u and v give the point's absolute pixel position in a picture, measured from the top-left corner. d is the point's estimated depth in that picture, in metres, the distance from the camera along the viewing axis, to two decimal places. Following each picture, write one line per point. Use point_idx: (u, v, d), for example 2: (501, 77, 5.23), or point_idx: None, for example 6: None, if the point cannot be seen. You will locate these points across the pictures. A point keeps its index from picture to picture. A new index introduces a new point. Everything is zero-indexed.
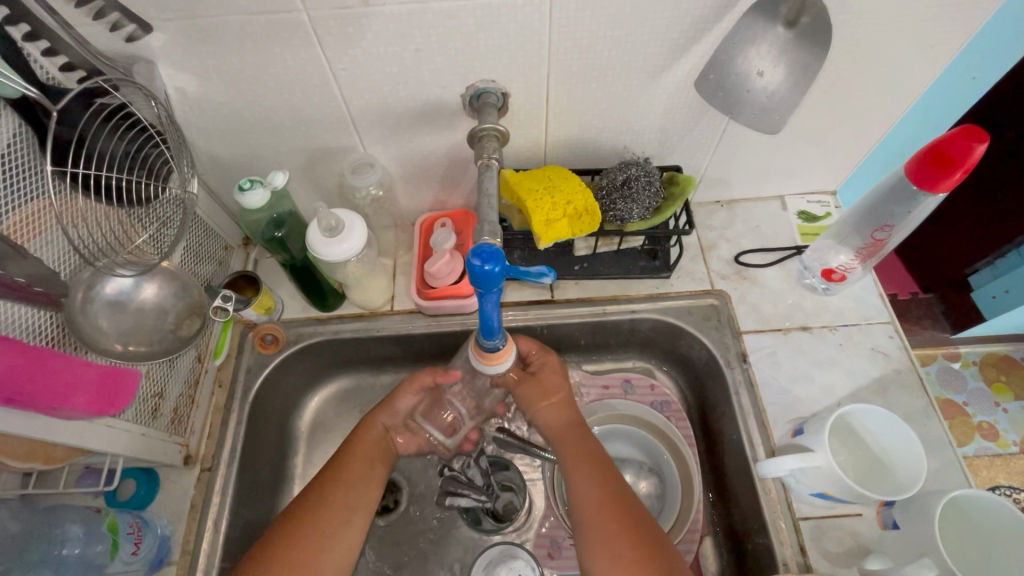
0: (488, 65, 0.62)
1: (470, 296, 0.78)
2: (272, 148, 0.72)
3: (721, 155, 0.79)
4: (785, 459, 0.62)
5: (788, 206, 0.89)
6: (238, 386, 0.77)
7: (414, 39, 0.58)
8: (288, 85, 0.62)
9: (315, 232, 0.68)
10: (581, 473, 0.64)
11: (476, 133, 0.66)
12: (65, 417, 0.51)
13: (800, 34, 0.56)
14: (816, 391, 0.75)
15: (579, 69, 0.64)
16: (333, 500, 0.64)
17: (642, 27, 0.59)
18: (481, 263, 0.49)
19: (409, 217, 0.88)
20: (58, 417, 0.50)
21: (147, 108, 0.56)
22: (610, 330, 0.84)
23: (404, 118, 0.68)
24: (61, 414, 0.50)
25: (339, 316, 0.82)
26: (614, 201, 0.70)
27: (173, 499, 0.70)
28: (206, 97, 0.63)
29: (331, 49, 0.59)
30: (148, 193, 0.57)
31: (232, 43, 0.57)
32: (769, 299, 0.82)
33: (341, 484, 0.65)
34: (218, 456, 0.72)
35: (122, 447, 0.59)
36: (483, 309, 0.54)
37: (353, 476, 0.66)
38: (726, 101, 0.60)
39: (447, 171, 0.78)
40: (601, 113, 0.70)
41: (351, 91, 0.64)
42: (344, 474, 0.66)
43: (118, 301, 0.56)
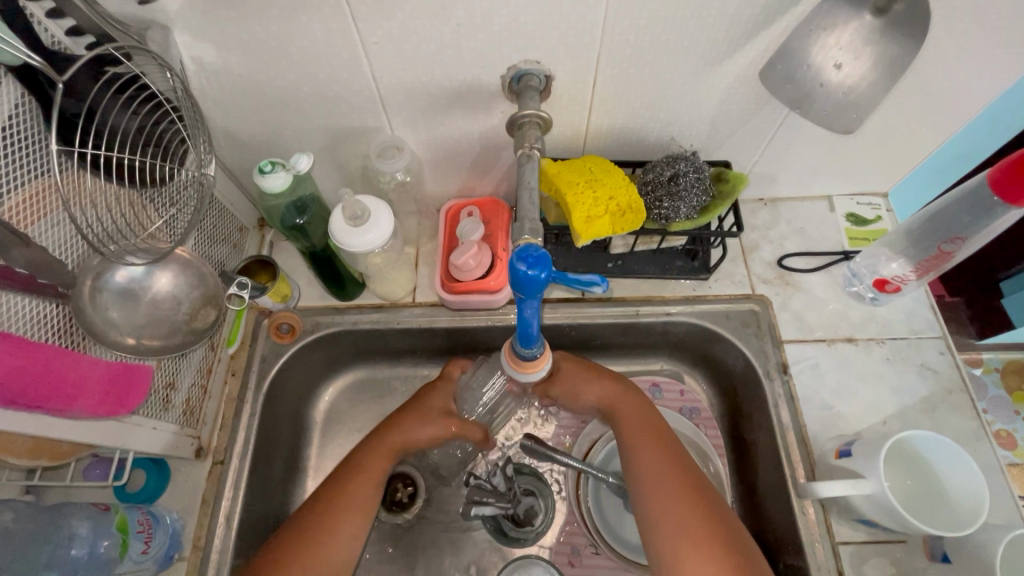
0: (534, 45, 0.57)
1: (497, 292, 0.74)
2: (293, 127, 0.66)
3: (772, 150, 0.73)
4: (832, 483, 0.59)
5: (835, 207, 0.83)
6: (252, 376, 0.73)
7: (455, 13, 0.53)
8: (314, 59, 0.57)
9: (339, 219, 0.63)
10: (644, 448, 0.62)
11: (516, 119, 0.61)
12: (71, 417, 0.48)
13: (891, 22, 0.49)
14: (860, 408, 0.71)
15: (633, 53, 0.58)
16: (342, 508, 0.62)
17: (707, 8, 0.53)
18: (527, 268, 0.45)
19: (433, 203, 0.83)
20: (64, 417, 0.47)
21: (161, 81, 0.51)
22: (641, 332, 0.80)
23: (437, 99, 0.63)
24: (67, 415, 0.47)
25: (359, 306, 0.78)
26: (660, 199, 0.65)
27: (184, 492, 0.67)
28: (225, 69, 0.58)
29: (363, 21, 0.53)
30: (163, 175, 0.52)
31: (256, 10, 0.52)
32: (813, 306, 0.77)
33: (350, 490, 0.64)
34: (231, 449, 0.69)
35: (133, 442, 0.56)
36: (522, 315, 0.50)
37: (362, 483, 0.65)
38: (796, 95, 0.55)
39: (479, 157, 0.73)
40: (650, 101, 0.64)
41: (383, 68, 0.59)
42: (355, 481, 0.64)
43: (130, 290, 0.52)
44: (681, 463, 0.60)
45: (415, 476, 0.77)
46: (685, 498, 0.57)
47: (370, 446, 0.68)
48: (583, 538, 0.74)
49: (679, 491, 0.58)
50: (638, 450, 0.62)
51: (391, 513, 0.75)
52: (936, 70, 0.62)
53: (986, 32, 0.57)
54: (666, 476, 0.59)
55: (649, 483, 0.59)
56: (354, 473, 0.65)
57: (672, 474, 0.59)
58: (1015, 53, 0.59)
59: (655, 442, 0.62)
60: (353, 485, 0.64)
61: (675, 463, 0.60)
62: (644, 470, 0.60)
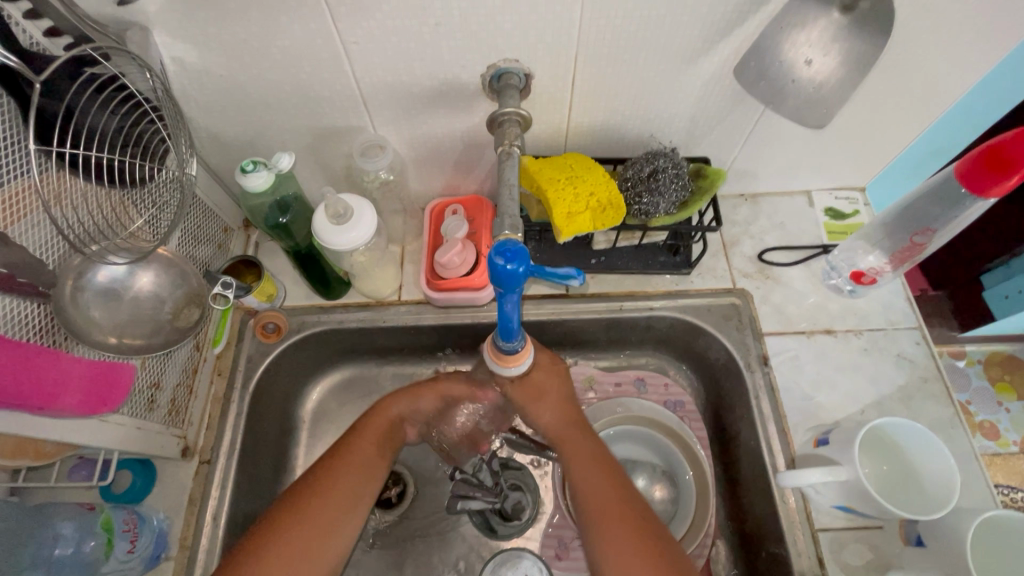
0: (512, 44, 0.57)
1: (482, 289, 0.75)
2: (275, 126, 0.67)
3: (750, 147, 0.74)
4: (809, 471, 0.60)
5: (814, 202, 0.85)
6: (239, 375, 0.74)
7: (433, 12, 0.53)
8: (295, 59, 0.58)
9: (323, 218, 0.64)
10: (586, 476, 0.62)
11: (496, 117, 0.62)
12: (53, 416, 0.48)
13: (857, 19, 0.51)
14: (839, 398, 0.72)
15: (610, 51, 0.59)
16: (347, 478, 0.63)
17: (680, 7, 0.54)
18: (504, 262, 0.46)
19: (418, 203, 0.83)
20: (46, 415, 0.47)
21: (141, 81, 0.51)
22: (625, 327, 0.81)
23: (419, 98, 0.64)
24: (49, 413, 0.47)
25: (345, 305, 0.79)
26: (640, 194, 0.66)
27: (171, 492, 0.67)
28: (205, 69, 0.58)
29: (343, 21, 0.54)
30: (143, 174, 0.53)
31: (235, 10, 0.52)
32: (793, 299, 0.79)
33: (353, 464, 0.64)
34: (217, 448, 0.70)
35: (118, 442, 0.56)
36: (503, 310, 0.51)
37: (363, 456, 0.65)
38: (769, 91, 0.57)
39: (462, 155, 0.73)
40: (629, 99, 0.65)
41: (363, 67, 0.59)
42: (357, 454, 0.65)
43: (112, 290, 0.52)
44: (622, 487, 0.61)
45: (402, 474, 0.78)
46: (623, 521, 0.58)
47: (367, 422, 0.68)
48: (569, 531, 0.75)
49: (617, 515, 0.59)
50: (580, 476, 0.63)
51: (379, 512, 0.76)
52: (905, 67, 0.63)
53: (952, 29, 0.58)
54: (607, 501, 0.60)
55: (593, 507, 0.60)
56: (358, 446, 0.65)
57: (611, 495, 0.60)
58: (980, 49, 0.60)
59: (600, 468, 0.63)
60: (355, 459, 0.64)
61: (616, 487, 0.61)
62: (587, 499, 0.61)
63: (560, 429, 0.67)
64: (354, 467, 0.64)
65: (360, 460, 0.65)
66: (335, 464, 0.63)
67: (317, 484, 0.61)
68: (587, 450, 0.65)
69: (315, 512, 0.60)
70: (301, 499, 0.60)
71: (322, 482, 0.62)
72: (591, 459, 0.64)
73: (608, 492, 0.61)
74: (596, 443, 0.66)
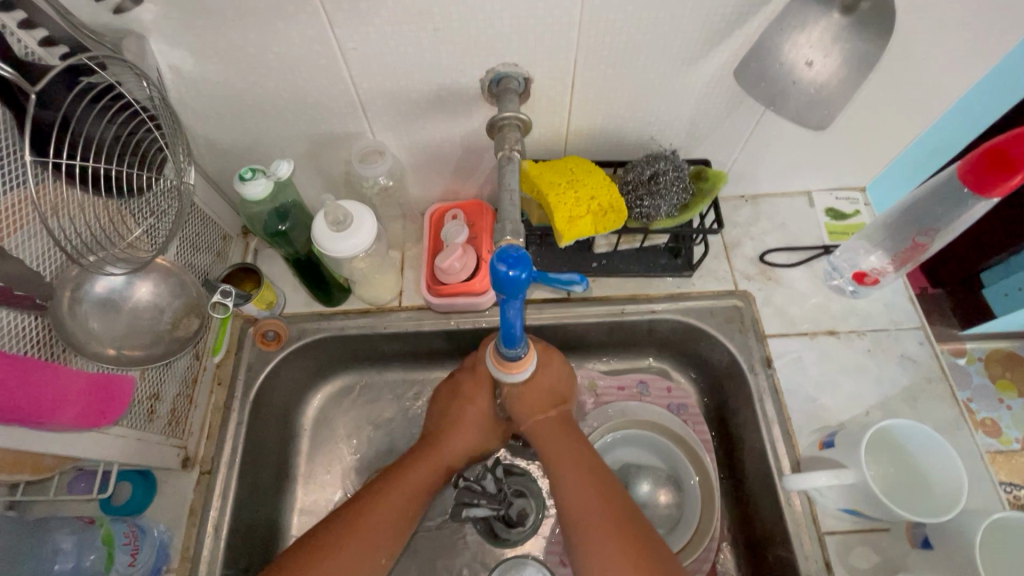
0: (512, 47, 0.57)
1: (483, 294, 0.75)
2: (274, 133, 0.66)
3: (750, 148, 0.74)
4: (815, 474, 0.60)
5: (815, 203, 0.85)
6: (239, 384, 0.73)
7: (431, 17, 0.53)
8: (293, 66, 0.57)
9: (323, 225, 0.63)
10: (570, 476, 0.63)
11: (496, 122, 0.62)
12: (51, 430, 0.47)
13: (858, 20, 0.51)
14: (843, 400, 0.72)
15: (609, 54, 0.59)
16: (393, 493, 0.64)
17: (680, 9, 0.54)
18: (507, 269, 0.45)
19: (418, 208, 0.83)
20: (44, 430, 0.47)
21: (138, 89, 0.51)
22: (627, 330, 0.80)
23: (418, 103, 0.63)
24: (47, 428, 0.47)
25: (345, 312, 0.78)
26: (640, 197, 0.66)
27: (172, 503, 0.66)
28: (203, 77, 0.58)
29: (341, 27, 0.54)
30: (141, 184, 0.52)
31: (231, 17, 0.52)
32: (795, 301, 0.79)
33: (399, 497, 0.65)
34: (218, 458, 0.69)
35: (118, 455, 0.56)
36: (506, 316, 0.50)
37: (411, 484, 0.66)
38: (769, 93, 0.57)
39: (461, 160, 0.73)
40: (629, 102, 0.65)
41: (362, 73, 0.59)
42: (409, 487, 0.66)
43: (110, 301, 0.52)
44: (609, 494, 0.61)
45: None
46: (604, 524, 0.58)
47: (419, 461, 0.68)
48: None
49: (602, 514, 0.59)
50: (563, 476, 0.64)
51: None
52: (906, 66, 0.63)
53: (952, 29, 0.58)
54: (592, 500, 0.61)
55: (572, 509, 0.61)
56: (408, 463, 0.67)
57: (591, 496, 0.61)
58: (981, 47, 0.60)
59: (584, 472, 0.63)
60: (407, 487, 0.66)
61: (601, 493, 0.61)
62: (569, 504, 0.62)
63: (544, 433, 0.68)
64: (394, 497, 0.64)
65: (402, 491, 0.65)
66: (384, 502, 0.64)
67: (367, 516, 0.62)
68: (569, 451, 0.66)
69: (353, 551, 0.59)
70: (360, 525, 0.61)
71: (377, 517, 0.62)
72: (569, 459, 0.65)
73: (588, 493, 0.61)
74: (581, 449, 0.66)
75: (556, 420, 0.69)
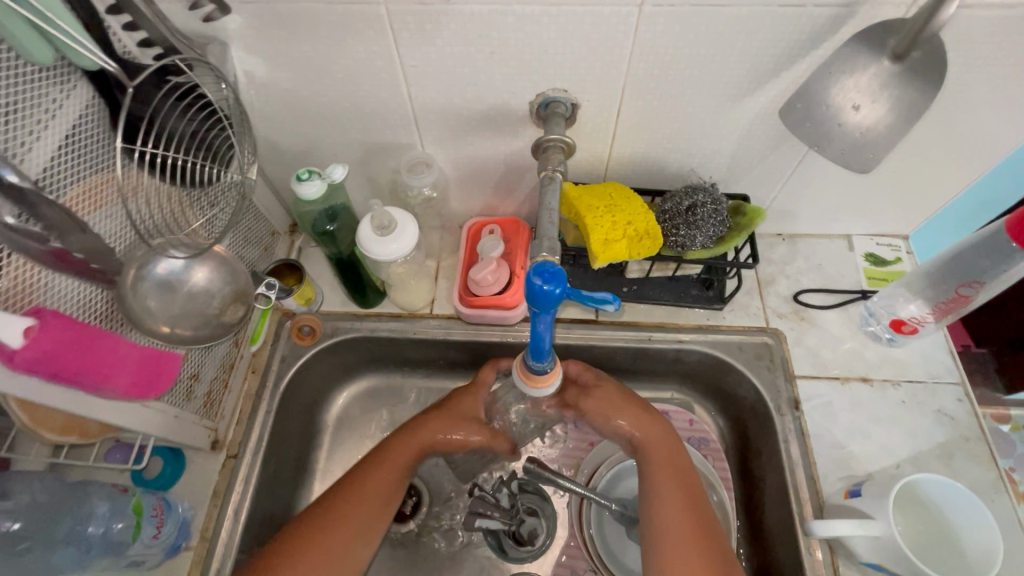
0: (562, 74, 0.60)
1: (513, 309, 0.76)
2: (330, 139, 0.70)
3: (791, 187, 0.74)
4: (839, 521, 0.58)
5: (854, 247, 0.84)
6: (272, 375, 0.76)
7: (490, 41, 0.56)
8: (356, 78, 0.61)
9: (367, 228, 0.66)
10: (665, 485, 0.64)
11: (541, 143, 0.63)
12: (102, 395, 0.50)
13: (908, 68, 0.51)
14: (873, 449, 0.70)
15: (655, 87, 0.61)
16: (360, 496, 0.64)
17: (730, 48, 0.56)
18: (542, 282, 0.47)
19: (457, 220, 0.86)
20: (97, 394, 0.49)
21: (216, 90, 0.55)
22: (653, 358, 0.81)
23: (468, 120, 0.67)
24: (101, 393, 0.49)
25: (378, 314, 0.81)
26: (676, 227, 0.66)
27: (197, 482, 0.69)
28: (273, 83, 0.62)
29: (405, 45, 0.57)
30: (208, 176, 0.56)
31: (306, 31, 0.56)
32: (828, 344, 0.77)
33: (380, 484, 0.65)
34: (245, 444, 0.72)
35: (155, 429, 0.59)
36: (535, 329, 0.51)
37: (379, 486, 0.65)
38: (813, 134, 0.55)
39: (503, 177, 0.76)
40: (672, 132, 0.67)
41: (419, 89, 0.62)
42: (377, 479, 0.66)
43: (168, 283, 0.54)
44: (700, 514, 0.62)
45: (416, 485, 0.78)
46: (693, 538, 0.60)
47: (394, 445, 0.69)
48: (582, 562, 0.74)
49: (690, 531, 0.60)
50: (660, 491, 0.63)
51: (393, 522, 0.76)
52: (957, 117, 0.63)
53: (1006, 82, 0.58)
54: (682, 516, 0.61)
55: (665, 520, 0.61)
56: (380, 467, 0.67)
57: (689, 519, 0.61)
58: None
59: (685, 491, 0.63)
60: (379, 482, 0.66)
61: (694, 514, 0.62)
62: (666, 541, 0.60)
63: (652, 446, 0.67)
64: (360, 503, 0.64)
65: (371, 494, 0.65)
66: (362, 491, 0.64)
67: (339, 507, 0.63)
68: (674, 478, 0.64)
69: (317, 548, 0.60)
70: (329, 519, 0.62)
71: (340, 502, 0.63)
72: (678, 493, 0.63)
73: (682, 508, 0.62)
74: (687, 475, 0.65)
75: (664, 434, 0.68)
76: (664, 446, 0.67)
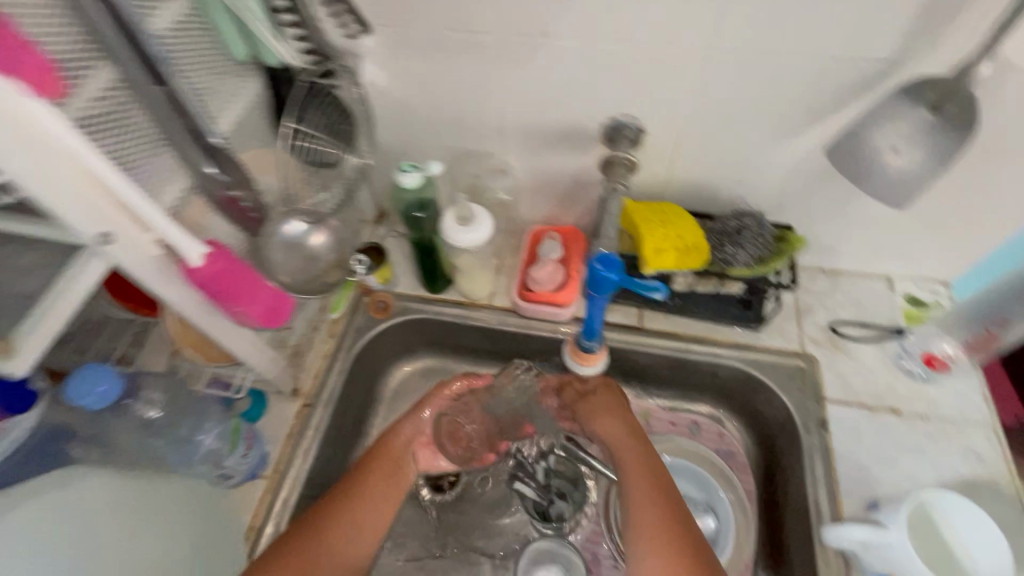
0: (633, 102, 0.69)
1: (565, 306, 0.85)
2: (426, 142, 0.82)
3: (834, 223, 0.81)
4: (854, 527, 0.62)
5: (894, 287, 0.88)
6: (347, 340, 0.87)
7: (576, 70, 0.67)
8: (458, 92, 0.73)
9: (450, 218, 0.76)
10: (638, 487, 0.67)
11: (607, 159, 0.71)
12: (243, 321, 0.58)
13: (945, 118, 0.58)
14: (897, 475, 0.73)
15: (714, 119, 0.70)
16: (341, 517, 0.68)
17: (784, 90, 0.64)
18: (602, 268, 0.55)
19: (521, 225, 0.96)
20: (239, 319, 0.58)
21: (351, 90, 0.65)
22: (689, 369, 0.87)
23: (546, 136, 0.77)
24: (241, 318, 0.57)
25: (443, 299, 0.91)
26: (723, 244, 0.75)
27: (276, 422, 0.80)
28: (389, 91, 0.75)
29: (504, 68, 0.69)
30: (331, 159, 0.67)
31: (426, 50, 0.68)
32: (860, 373, 0.81)
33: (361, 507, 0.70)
34: (319, 395, 0.82)
35: (257, 362, 0.70)
36: (590, 310, 0.60)
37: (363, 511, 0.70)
38: (856, 169, 0.62)
39: (569, 189, 0.86)
40: (726, 162, 0.75)
41: (509, 105, 0.74)
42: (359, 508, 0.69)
43: (290, 243, 0.64)
44: (676, 514, 0.64)
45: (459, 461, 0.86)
46: (667, 538, 0.62)
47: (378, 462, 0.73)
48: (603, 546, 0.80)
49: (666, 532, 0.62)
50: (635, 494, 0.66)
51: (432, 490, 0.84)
52: (995, 169, 0.68)
53: None
54: (659, 519, 0.63)
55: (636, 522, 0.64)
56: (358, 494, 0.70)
57: (664, 520, 0.63)
58: None
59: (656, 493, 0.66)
60: (366, 496, 0.70)
61: (671, 514, 0.64)
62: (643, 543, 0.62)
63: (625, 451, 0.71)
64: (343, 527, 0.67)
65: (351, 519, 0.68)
66: (343, 514, 0.68)
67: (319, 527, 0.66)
68: (646, 481, 0.67)
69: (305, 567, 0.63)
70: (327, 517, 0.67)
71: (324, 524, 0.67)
72: (652, 495, 0.65)
73: (655, 508, 0.64)
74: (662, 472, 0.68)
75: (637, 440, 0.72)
76: (636, 450, 0.71)
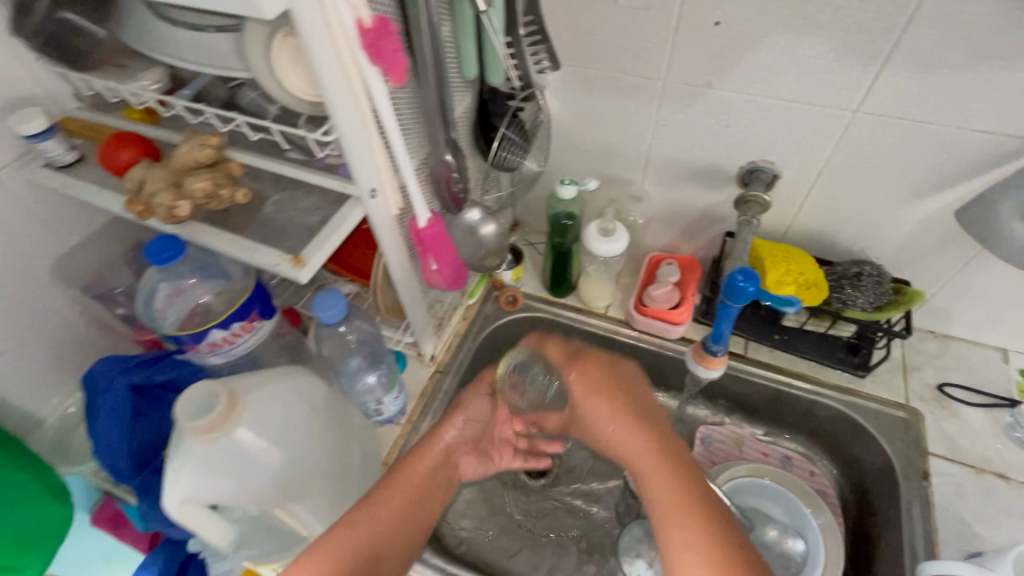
0: (774, 150, 0.80)
1: (677, 324, 0.93)
2: (577, 166, 0.96)
3: (952, 286, 0.85)
4: (955, 565, 0.64)
5: (1009, 360, 0.90)
6: (478, 323, 1.00)
7: (727, 118, 0.78)
8: (618, 126, 0.87)
9: (593, 229, 0.88)
10: (658, 488, 0.56)
11: (743, 197, 0.82)
12: (430, 278, 0.73)
13: None
14: (1001, 537, 0.73)
15: (847, 174, 0.78)
16: (381, 506, 0.66)
17: (919, 155, 0.72)
18: (742, 280, 0.64)
19: (641, 250, 1.06)
20: (428, 275, 0.73)
21: (532, 112, 0.80)
22: (787, 404, 0.92)
23: (686, 172, 0.89)
24: (430, 274, 0.73)
25: (564, 303, 1.02)
26: (842, 287, 0.81)
27: (413, 380, 0.92)
28: (557, 119, 0.90)
29: (664, 110, 0.81)
30: (511, 164, 0.81)
31: (600, 89, 0.83)
32: (967, 435, 0.83)
33: (387, 505, 0.67)
34: (450, 364, 0.94)
35: (419, 322, 0.84)
36: (721, 318, 0.69)
37: (401, 503, 0.69)
38: (983, 233, 0.69)
39: (695, 222, 0.96)
40: (852, 213, 0.83)
41: (659, 141, 0.86)
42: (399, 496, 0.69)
43: (468, 227, 0.79)
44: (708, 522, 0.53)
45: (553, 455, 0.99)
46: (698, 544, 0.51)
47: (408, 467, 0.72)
48: None
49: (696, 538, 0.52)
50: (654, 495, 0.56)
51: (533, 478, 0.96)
52: None
53: None
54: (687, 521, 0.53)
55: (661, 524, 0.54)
56: (393, 489, 0.69)
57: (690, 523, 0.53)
58: None
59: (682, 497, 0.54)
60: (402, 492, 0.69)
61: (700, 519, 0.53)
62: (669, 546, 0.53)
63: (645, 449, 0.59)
64: (391, 514, 0.67)
65: (390, 513, 0.67)
66: (385, 503, 0.67)
67: (358, 514, 0.65)
68: (666, 485, 0.56)
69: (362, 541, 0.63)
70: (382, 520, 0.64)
71: (361, 512, 0.65)
72: (678, 503, 0.54)
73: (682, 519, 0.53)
74: (670, 450, 0.58)
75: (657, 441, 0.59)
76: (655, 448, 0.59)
